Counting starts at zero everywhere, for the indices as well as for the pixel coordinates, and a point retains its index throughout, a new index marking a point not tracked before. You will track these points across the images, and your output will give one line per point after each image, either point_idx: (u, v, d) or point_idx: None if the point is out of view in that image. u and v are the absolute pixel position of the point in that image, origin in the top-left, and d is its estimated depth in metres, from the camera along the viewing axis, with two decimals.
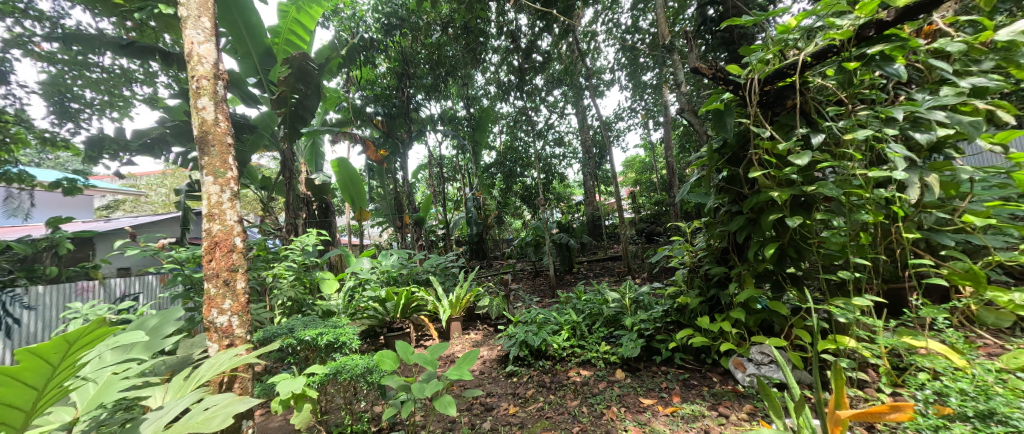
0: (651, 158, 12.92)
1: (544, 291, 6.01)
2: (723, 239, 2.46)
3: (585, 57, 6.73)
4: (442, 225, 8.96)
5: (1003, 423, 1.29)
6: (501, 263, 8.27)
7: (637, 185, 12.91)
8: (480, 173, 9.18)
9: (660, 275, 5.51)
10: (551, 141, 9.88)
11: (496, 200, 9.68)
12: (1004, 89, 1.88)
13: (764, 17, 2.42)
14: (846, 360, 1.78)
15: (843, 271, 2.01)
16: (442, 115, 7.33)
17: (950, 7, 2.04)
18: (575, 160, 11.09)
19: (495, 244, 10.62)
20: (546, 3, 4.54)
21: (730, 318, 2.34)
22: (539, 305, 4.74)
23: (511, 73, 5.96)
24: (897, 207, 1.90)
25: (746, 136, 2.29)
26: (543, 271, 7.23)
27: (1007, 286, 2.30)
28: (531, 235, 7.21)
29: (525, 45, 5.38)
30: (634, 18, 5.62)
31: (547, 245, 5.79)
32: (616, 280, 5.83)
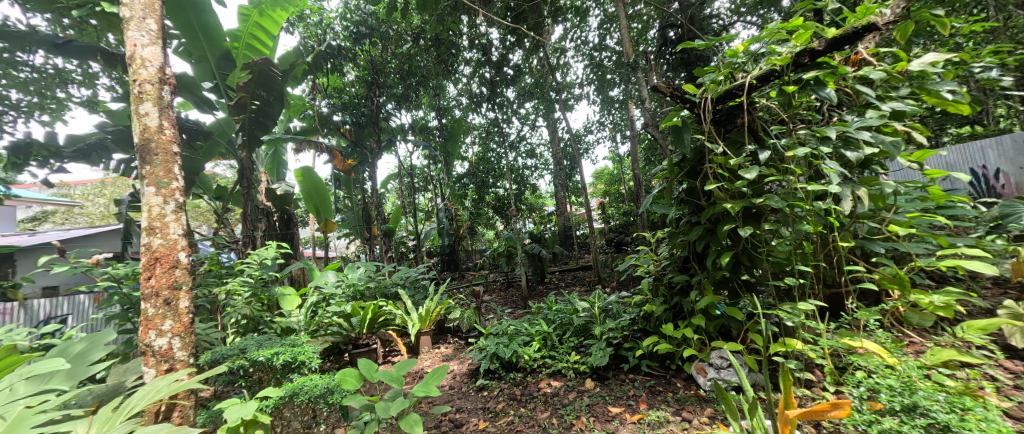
0: (620, 170, 13.44)
1: (516, 302, 5.98)
2: (685, 248, 2.58)
3: (556, 72, 6.95)
4: (413, 237, 8.76)
5: (924, 415, 1.41)
6: (473, 275, 8.20)
7: (608, 196, 13.33)
8: (453, 183, 9.14)
9: (626, 284, 5.68)
10: (524, 153, 10.01)
11: (469, 211, 9.62)
12: (919, 113, 2.10)
13: (716, 41, 2.53)
14: (794, 361, 1.90)
15: (790, 277, 2.15)
16: (413, 125, 7.22)
17: (873, 40, 2.26)
18: (547, 171, 11.32)
19: (468, 255, 10.53)
20: (517, 19, 4.81)
21: (693, 324, 2.43)
22: (510, 316, 4.72)
23: (483, 85, 6.03)
24: (834, 218, 2.06)
25: (703, 152, 2.42)
26: (515, 282, 7.17)
27: (930, 288, 2.55)
28: (504, 246, 7.11)
29: (496, 58, 5.59)
30: (600, 36, 5.92)
31: (518, 256, 5.80)
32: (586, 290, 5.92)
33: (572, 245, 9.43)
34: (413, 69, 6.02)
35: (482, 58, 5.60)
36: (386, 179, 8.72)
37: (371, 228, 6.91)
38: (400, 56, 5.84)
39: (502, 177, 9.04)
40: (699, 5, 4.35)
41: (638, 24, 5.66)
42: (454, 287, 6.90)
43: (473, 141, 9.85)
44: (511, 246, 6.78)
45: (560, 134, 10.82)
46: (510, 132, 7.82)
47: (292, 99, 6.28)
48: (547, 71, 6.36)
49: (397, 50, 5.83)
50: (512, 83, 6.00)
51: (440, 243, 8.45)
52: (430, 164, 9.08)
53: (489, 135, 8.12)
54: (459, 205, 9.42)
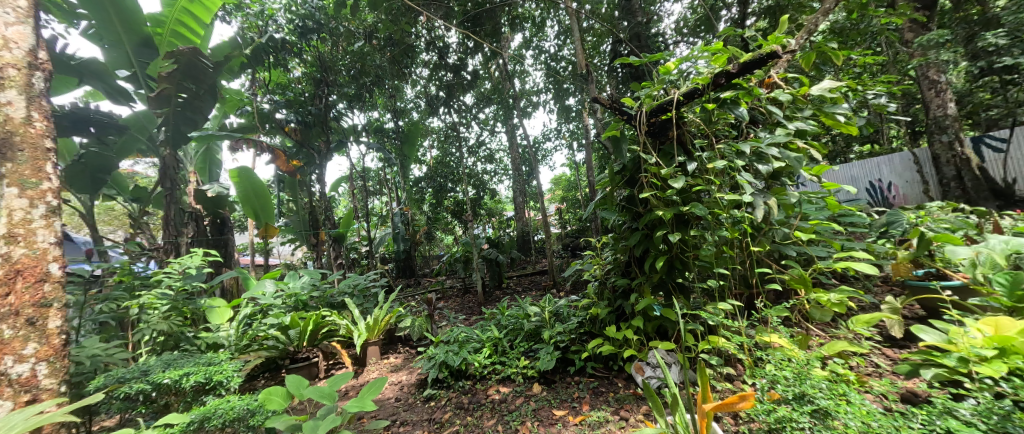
0: (578, 177, 13.90)
1: (472, 308, 5.90)
2: (626, 253, 2.70)
3: (515, 79, 7.03)
4: (365, 242, 8.37)
5: (810, 401, 1.55)
6: (430, 281, 7.98)
7: (566, 201, 13.68)
8: (410, 187, 8.88)
9: (580, 287, 5.83)
10: (484, 158, 9.96)
11: (426, 215, 9.39)
12: (818, 132, 2.38)
13: (653, 57, 2.70)
14: (716, 357, 2.04)
15: (714, 279, 2.32)
16: (367, 126, 6.90)
17: (782, 66, 2.54)
18: (506, 176, 11.39)
19: (424, 261, 10.23)
20: (474, 21, 4.84)
21: (632, 325, 2.54)
22: (465, 323, 4.64)
23: (440, 88, 5.94)
24: (748, 225, 2.27)
25: (639, 161, 2.56)
26: (472, 288, 7.06)
27: (833, 286, 2.87)
28: (461, 251, 6.98)
29: (455, 62, 5.58)
30: (558, 47, 6.12)
31: (476, 261, 5.75)
32: (542, 294, 6.00)
33: (529, 249, 9.52)
34: (366, 67, 5.54)
35: (438, 61, 5.52)
36: (336, 182, 8.27)
37: (319, 233, 6.48)
38: (351, 53, 5.56)
39: (461, 181, 8.94)
40: (645, 25, 4.68)
41: (591, 37, 5.92)
42: (408, 294, 6.69)
43: (432, 145, 9.68)
44: (468, 252, 6.67)
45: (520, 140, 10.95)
46: (468, 136, 7.77)
47: (227, 94, 5.81)
48: (505, 78, 6.40)
49: (348, 48, 5.58)
50: (471, 88, 5.99)
51: (394, 248, 8.14)
52: (385, 167, 8.75)
53: (447, 139, 8.01)
54: (415, 210, 9.16)
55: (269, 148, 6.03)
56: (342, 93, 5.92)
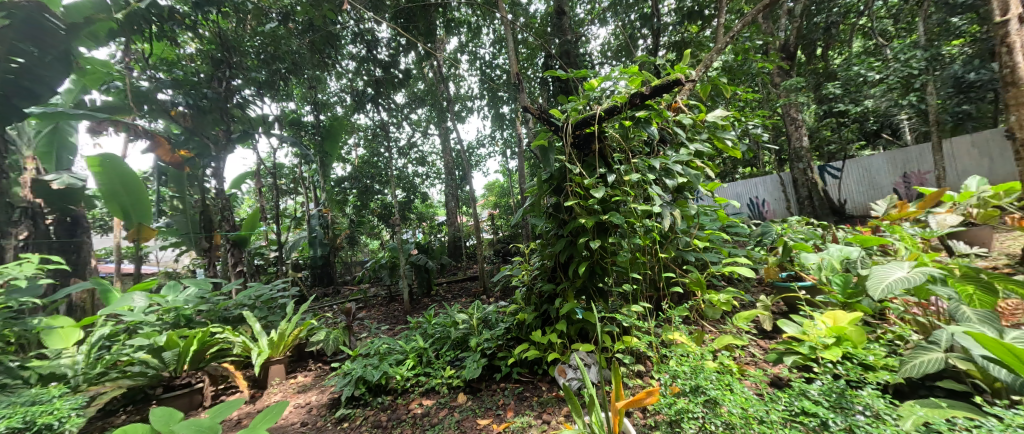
0: (511, 184, 14.19)
1: (398, 317, 5.62)
2: (552, 259, 2.79)
3: (448, 82, 6.95)
4: (274, 247, 7.51)
5: (703, 391, 1.72)
6: (350, 289, 7.43)
7: (498, 207, 13.86)
8: (331, 187, 8.21)
9: (511, 293, 5.89)
10: (414, 160, 9.63)
11: (349, 218, 8.75)
12: (712, 153, 2.73)
13: (579, 74, 2.87)
14: (628, 356, 2.19)
15: (628, 283, 2.50)
16: (281, 117, 6.18)
17: (685, 93, 2.87)
18: (438, 180, 11.15)
19: (345, 267, 9.51)
20: (407, 20, 4.70)
21: (556, 329, 2.62)
22: (388, 333, 4.39)
23: (369, 85, 5.58)
24: (658, 234, 2.50)
25: (565, 171, 2.68)
26: (398, 296, 6.72)
27: (723, 288, 3.29)
28: (387, 257, 6.61)
29: (385, 58, 5.32)
30: (492, 55, 6.23)
31: (403, 267, 5.49)
32: (472, 300, 5.94)
33: (460, 255, 9.41)
34: (282, 53, 5.02)
35: (366, 54, 5.21)
36: (239, 178, 7.28)
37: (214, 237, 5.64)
38: (262, 35, 4.94)
39: (389, 184, 8.52)
40: (574, 44, 4.97)
41: (525, 49, 6.13)
42: (324, 304, 6.13)
43: (358, 143, 9.08)
44: (395, 257, 6.35)
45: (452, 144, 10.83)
46: (398, 136, 7.44)
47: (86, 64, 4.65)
48: (439, 81, 6.28)
49: (259, 29, 4.97)
50: (401, 87, 5.72)
51: (310, 254, 7.43)
52: (300, 164, 7.94)
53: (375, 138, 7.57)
54: (336, 212, 8.50)
55: (149, 132, 5.20)
56: (251, 78, 5.26)
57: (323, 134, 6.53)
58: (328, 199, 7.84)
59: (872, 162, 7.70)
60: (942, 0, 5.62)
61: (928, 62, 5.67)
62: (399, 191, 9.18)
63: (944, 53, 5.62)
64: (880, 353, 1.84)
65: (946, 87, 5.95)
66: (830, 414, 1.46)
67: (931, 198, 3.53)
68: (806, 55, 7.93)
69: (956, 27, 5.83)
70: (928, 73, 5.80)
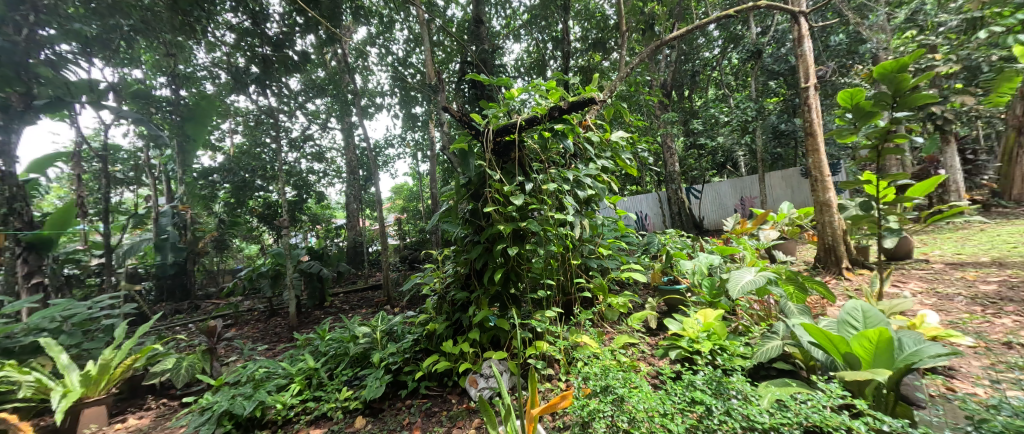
0: (421, 189, 13.88)
1: (281, 333, 4.98)
2: (467, 266, 2.76)
3: (356, 74, 6.54)
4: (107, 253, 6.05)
5: (609, 390, 1.83)
6: (215, 304, 6.37)
7: (405, 212, 13.43)
8: (194, 180, 6.84)
9: (417, 302, 5.70)
10: (309, 155, 8.67)
11: (221, 218, 7.48)
12: (615, 169, 3.00)
13: (500, 81, 2.91)
14: (540, 361, 2.26)
15: (542, 289, 2.59)
16: (120, 85, 4.79)
17: (594, 112, 3.11)
18: (337, 179, 10.24)
19: (209, 277, 8.05)
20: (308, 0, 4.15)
21: (468, 338, 2.57)
22: (267, 354, 3.85)
23: (250, 62, 4.69)
24: (570, 241, 2.63)
25: (484, 176, 2.67)
26: (281, 309, 5.95)
27: (620, 293, 3.62)
28: (269, 264, 5.79)
29: (278, 35, 4.54)
30: (406, 52, 6.07)
31: (289, 277, 4.89)
32: (374, 311, 5.58)
33: (361, 262, 8.82)
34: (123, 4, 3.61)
35: (250, 26, 4.38)
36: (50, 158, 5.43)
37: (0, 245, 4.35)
38: None
39: (275, 180, 7.49)
40: (490, 54, 5.04)
41: (441, 53, 6.12)
42: (175, 323, 5.19)
43: (234, 127, 7.69)
44: (280, 265, 5.61)
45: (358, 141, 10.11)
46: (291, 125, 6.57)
47: None
48: (344, 71, 5.79)
49: None
50: (296, 73, 4.97)
51: (167, 259, 6.16)
52: (150, 145, 6.43)
53: (261, 126, 6.55)
54: (205, 210, 7.19)
55: None
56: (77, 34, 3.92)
57: (184, 114, 5.24)
58: (187, 193, 6.50)
59: (720, 185, 9.52)
60: (770, 67, 7.41)
61: (757, 112, 7.53)
62: (288, 189, 8.20)
63: (764, 107, 7.65)
64: (737, 342, 2.19)
65: (766, 133, 7.80)
66: (714, 401, 1.62)
67: (761, 218, 4.32)
68: (683, 93, 9.26)
69: (770, 91, 7.84)
70: (757, 121, 7.63)
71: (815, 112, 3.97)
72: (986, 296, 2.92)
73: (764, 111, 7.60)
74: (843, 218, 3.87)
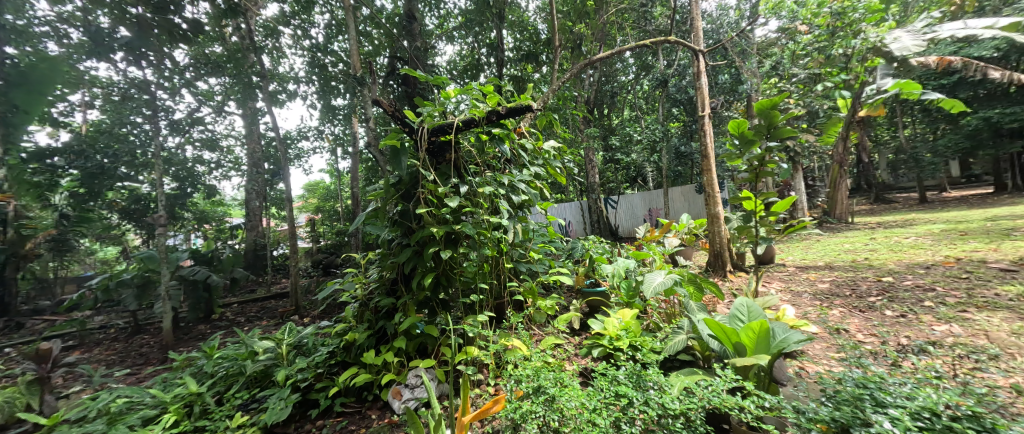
0: (338, 187, 12.95)
1: (148, 353, 4.23)
2: (394, 270, 2.64)
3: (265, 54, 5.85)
4: None
5: (539, 391, 1.89)
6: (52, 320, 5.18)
7: (319, 212, 12.46)
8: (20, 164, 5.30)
9: (331, 310, 5.29)
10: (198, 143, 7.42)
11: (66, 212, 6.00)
12: (547, 177, 3.12)
13: (436, 81, 2.86)
14: (470, 367, 2.27)
15: (473, 293, 2.60)
16: None
17: (528, 120, 3.21)
18: (236, 172, 9.02)
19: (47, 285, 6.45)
20: None
21: (393, 347, 2.46)
22: (125, 381, 3.22)
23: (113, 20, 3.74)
24: (503, 245, 2.68)
25: (417, 177, 2.59)
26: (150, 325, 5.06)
27: (545, 296, 3.76)
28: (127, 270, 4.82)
29: None
30: (327, 37, 5.63)
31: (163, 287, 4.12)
32: (277, 322, 5.05)
33: (262, 268, 7.92)
34: None
35: None
36: None
37: None
38: None
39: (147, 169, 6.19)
40: (424, 52, 4.92)
41: (368, 44, 5.80)
42: None
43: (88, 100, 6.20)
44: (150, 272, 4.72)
45: (263, 130, 9.05)
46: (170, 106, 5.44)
47: None
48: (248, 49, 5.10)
49: None
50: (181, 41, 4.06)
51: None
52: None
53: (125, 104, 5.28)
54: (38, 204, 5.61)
55: None
56: None
57: None
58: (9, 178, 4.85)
59: (632, 197, 10.58)
60: (675, 96, 8.44)
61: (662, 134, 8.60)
62: (168, 180, 6.95)
63: (668, 130, 8.69)
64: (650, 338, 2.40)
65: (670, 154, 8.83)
66: (635, 393, 1.76)
67: (665, 228, 4.82)
68: (604, 111, 10.02)
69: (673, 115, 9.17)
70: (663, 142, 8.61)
71: (710, 137, 4.60)
72: (822, 293, 3.65)
73: (668, 134, 8.63)
74: (728, 229, 4.52)
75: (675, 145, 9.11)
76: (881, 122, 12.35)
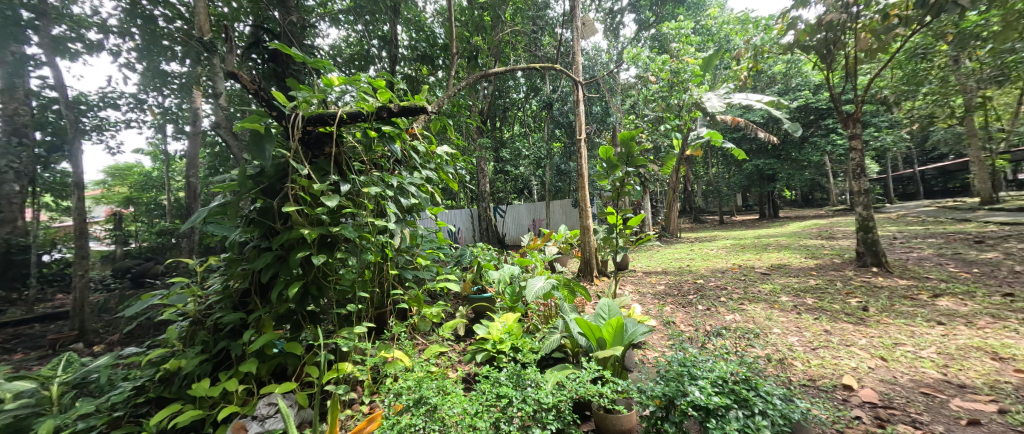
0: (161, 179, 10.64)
1: None
2: (246, 279, 2.22)
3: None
4: None
5: (421, 403, 1.82)
6: None
7: (135, 205, 10.05)
8: None
9: (138, 332, 4.25)
10: None
11: None
12: (438, 182, 3.06)
13: (316, 64, 2.56)
14: (342, 386, 2.05)
15: (350, 304, 2.37)
16: None
17: (421, 122, 3.12)
18: None
19: None
20: None
21: (238, 373, 2.04)
22: None
23: None
24: (388, 251, 2.53)
25: (285, 170, 2.28)
26: None
27: (429, 303, 3.67)
28: None
29: None
30: None
31: None
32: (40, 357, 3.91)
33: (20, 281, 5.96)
34: None
35: None
36: None
37: None
38: None
39: None
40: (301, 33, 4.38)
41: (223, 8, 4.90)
42: None
43: None
44: None
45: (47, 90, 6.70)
46: None
47: None
48: None
49: None
50: None
51: None
52: None
53: None
54: None
55: None
56: None
57: None
58: None
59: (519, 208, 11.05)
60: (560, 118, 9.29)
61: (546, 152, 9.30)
62: None
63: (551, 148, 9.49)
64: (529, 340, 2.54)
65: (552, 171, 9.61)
66: (515, 395, 1.82)
67: (547, 237, 5.15)
68: (496, 122, 10.35)
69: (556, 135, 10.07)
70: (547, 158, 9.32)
71: (586, 158, 5.14)
72: (661, 294, 4.39)
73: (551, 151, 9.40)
74: (597, 240, 5.09)
75: (556, 162, 10.09)
76: (699, 161, 15.68)
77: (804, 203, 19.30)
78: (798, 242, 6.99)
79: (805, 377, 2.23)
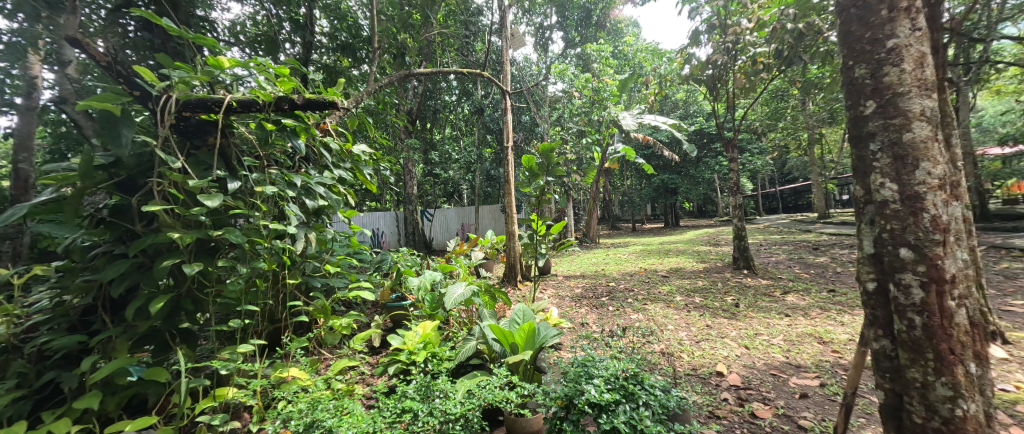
0: None
1: None
2: (90, 294, 1.81)
3: None
4: None
5: (315, 426, 1.66)
6: None
7: None
8: None
9: None
10: None
11: None
12: (352, 182, 2.85)
13: (201, 40, 2.19)
14: (218, 415, 1.78)
15: (235, 318, 2.07)
16: None
17: (334, 117, 2.88)
18: None
19: None
20: None
21: (72, 410, 1.65)
22: None
23: None
24: (287, 257, 2.28)
25: (151, 162, 1.91)
26: None
27: (341, 313, 3.40)
28: None
29: None
30: None
31: None
32: None
33: None
34: None
35: None
36: None
37: None
38: None
39: None
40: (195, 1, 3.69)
41: None
42: None
43: None
44: None
45: None
46: None
47: None
48: None
49: None
50: None
51: None
52: None
53: None
54: None
55: None
56: None
57: None
58: None
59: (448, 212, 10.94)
60: None
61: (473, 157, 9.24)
62: None
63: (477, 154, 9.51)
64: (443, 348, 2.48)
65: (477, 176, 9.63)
66: (422, 407, 1.76)
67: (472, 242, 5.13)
68: (422, 124, 10.07)
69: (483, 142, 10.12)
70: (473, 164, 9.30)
71: (512, 165, 5.23)
72: (577, 296, 4.64)
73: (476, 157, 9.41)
74: (521, 245, 5.20)
75: (483, 168, 10.11)
76: (615, 174, 17.02)
77: (699, 214, 22.07)
78: (692, 248, 7.94)
79: (690, 367, 2.53)
